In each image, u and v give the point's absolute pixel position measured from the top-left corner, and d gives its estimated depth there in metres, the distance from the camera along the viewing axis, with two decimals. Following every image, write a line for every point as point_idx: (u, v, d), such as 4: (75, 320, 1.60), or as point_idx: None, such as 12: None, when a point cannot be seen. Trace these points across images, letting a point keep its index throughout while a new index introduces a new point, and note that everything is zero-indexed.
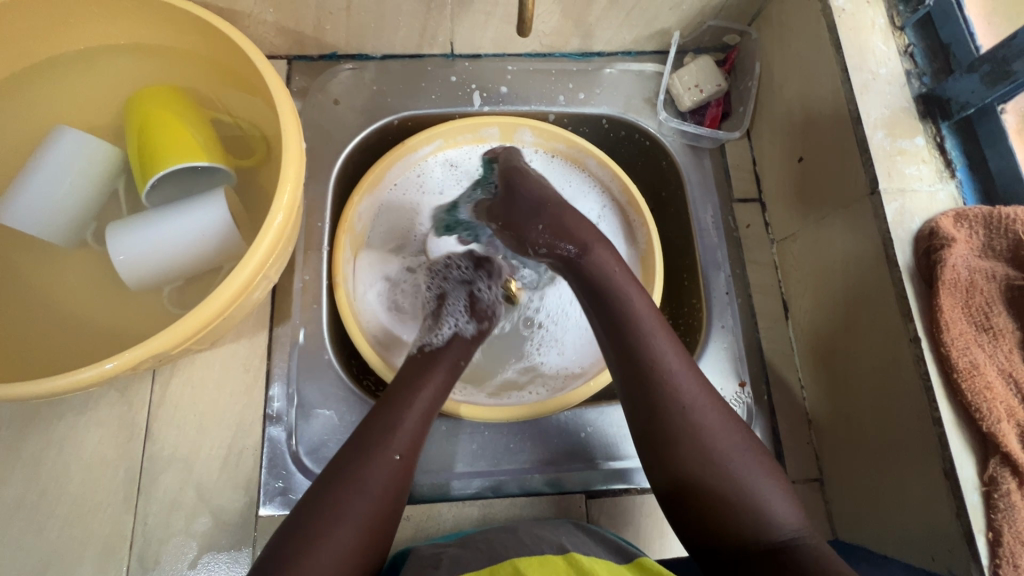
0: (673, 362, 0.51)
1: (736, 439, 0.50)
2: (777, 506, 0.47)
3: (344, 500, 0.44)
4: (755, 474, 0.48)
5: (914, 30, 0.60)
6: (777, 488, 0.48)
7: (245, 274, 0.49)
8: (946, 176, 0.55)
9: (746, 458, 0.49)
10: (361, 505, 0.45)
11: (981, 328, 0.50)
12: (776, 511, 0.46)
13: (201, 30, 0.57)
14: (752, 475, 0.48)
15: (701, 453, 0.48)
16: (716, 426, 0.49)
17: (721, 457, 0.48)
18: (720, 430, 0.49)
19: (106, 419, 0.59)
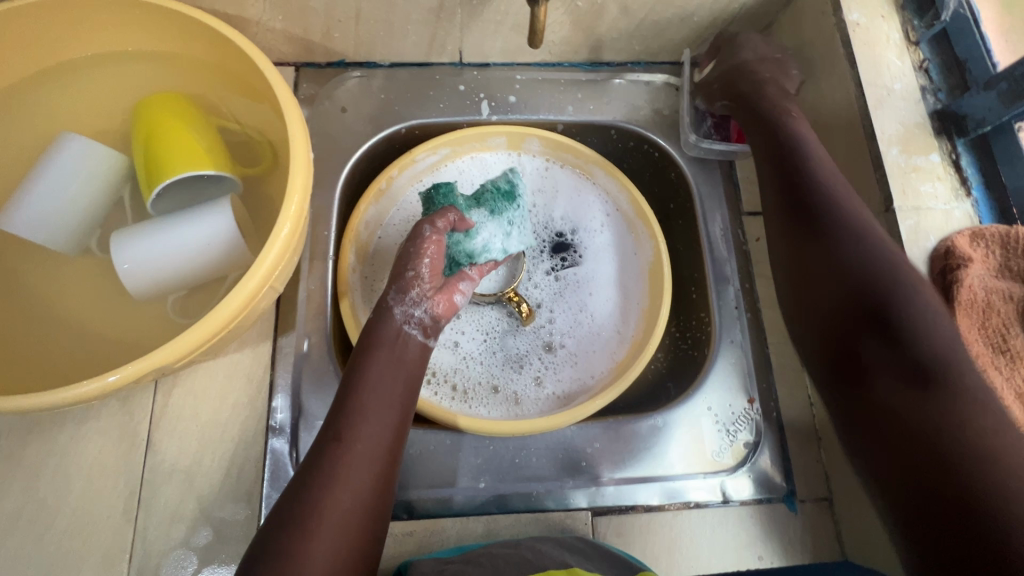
0: (881, 248, 0.51)
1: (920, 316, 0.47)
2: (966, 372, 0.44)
3: (322, 492, 0.44)
4: (934, 348, 0.45)
5: (929, 45, 0.59)
6: (968, 370, 0.44)
7: (252, 285, 0.49)
8: (961, 195, 0.54)
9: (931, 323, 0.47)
10: (340, 493, 0.45)
11: (997, 350, 0.49)
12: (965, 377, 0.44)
13: (210, 38, 0.57)
14: (929, 353, 0.45)
15: (892, 329, 0.47)
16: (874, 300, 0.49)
17: (894, 332, 0.47)
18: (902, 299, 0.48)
19: (108, 429, 0.58)
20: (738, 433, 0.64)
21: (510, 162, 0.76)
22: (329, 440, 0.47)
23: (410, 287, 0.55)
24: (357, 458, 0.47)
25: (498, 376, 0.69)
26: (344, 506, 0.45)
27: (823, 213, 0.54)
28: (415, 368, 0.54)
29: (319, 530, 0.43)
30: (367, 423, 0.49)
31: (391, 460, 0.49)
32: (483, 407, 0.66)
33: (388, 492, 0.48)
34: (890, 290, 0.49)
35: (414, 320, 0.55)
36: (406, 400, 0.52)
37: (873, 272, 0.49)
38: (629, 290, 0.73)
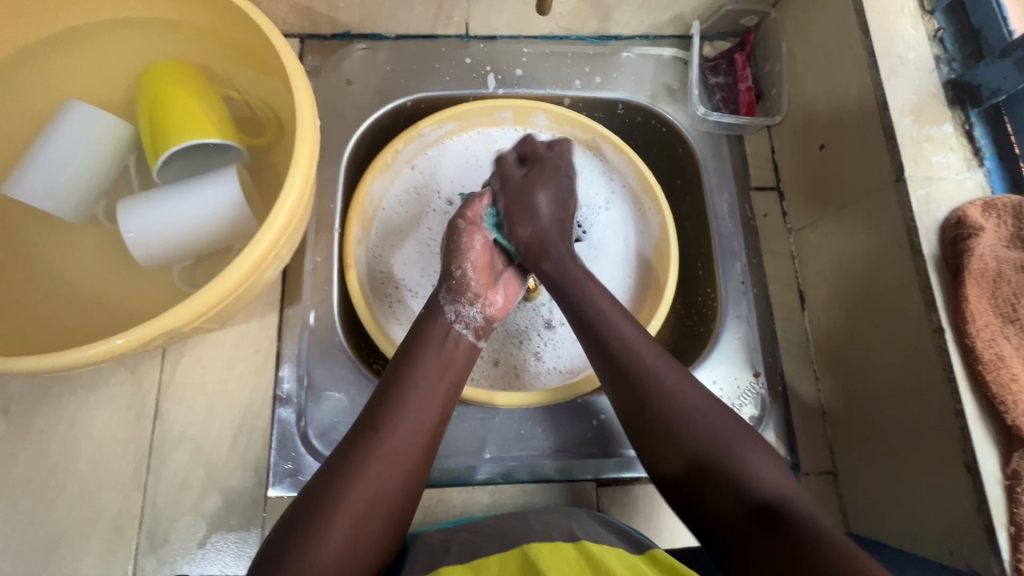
0: (656, 357, 0.52)
1: (726, 427, 0.48)
2: (767, 470, 0.46)
3: (349, 482, 0.44)
4: (733, 441, 0.47)
5: (943, 15, 0.58)
6: (768, 456, 0.47)
7: (257, 253, 0.49)
8: (974, 165, 0.54)
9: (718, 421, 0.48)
10: (365, 484, 0.44)
11: (1007, 320, 0.48)
12: (765, 474, 0.46)
13: (214, 4, 0.56)
14: (738, 452, 0.47)
15: (699, 449, 0.47)
16: (685, 391, 0.50)
17: (714, 444, 0.47)
18: (692, 398, 0.49)
19: (117, 397, 0.59)
20: (743, 407, 0.64)
21: (517, 137, 0.75)
22: (368, 433, 0.47)
23: (463, 288, 0.57)
24: (392, 453, 0.46)
25: (500, 350, 0.69)
26: (367, 498, 0.44)
27: (627, 366, 0.51)
28: (461, 368, 0.54)
29: (343, 516, 0.43)
30: (408, 422, 0.48)
31: (424, 461, 0.48)
32: (484, 380, 0.67)
33: (416, 490, 0.47)
34: (696, 421, 0.48)
35: (467, 320, 0.56)
36: (449, 402, 0.51)
37: (683, 409, 0.49)
38: (634, 268, 0.73)
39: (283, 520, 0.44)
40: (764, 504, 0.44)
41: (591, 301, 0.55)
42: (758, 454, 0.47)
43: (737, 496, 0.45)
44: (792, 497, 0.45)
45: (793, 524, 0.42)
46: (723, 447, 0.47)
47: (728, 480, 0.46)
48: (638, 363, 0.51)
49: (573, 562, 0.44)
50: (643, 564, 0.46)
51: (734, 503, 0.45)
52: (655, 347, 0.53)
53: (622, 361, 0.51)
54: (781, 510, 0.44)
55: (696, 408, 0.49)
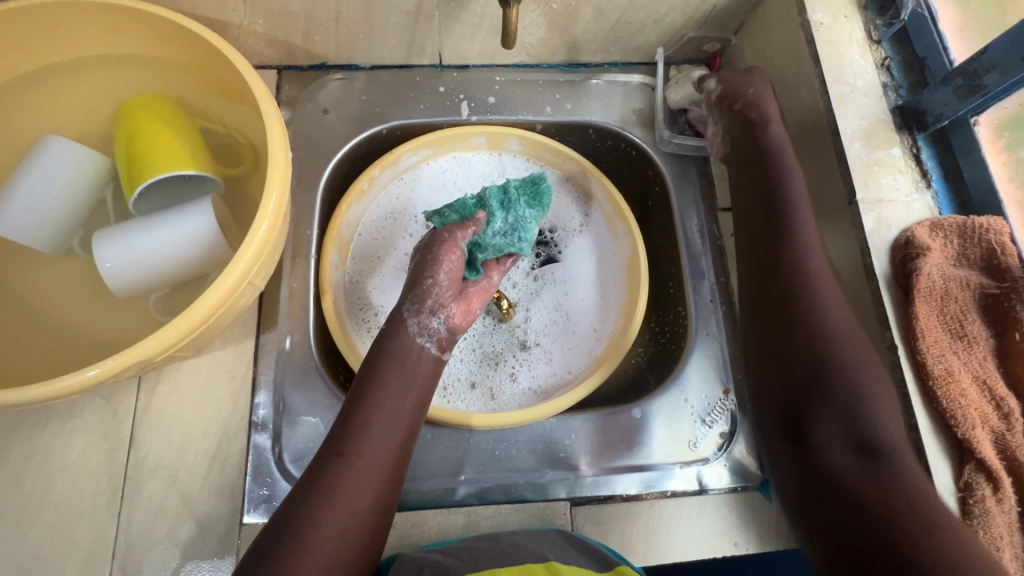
0: (862, 371, 0.49)
1: (882, 409, 0.48)
2: (930, 496, 0.43)
3: (318, 509, 0.45)
4: (894, 460, 0.45)
5: (890, 43, 0.61)
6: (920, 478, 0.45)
7: (228, 283, 0.50)
8: (922, 186, 0.56)
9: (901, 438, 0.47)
10: (336, 511, 0.46)
11: (955, 336, 0.50)
12: (932, 499, 0.43)
13: (189, 40, 0.58)
14: (872, 435, 0.46)
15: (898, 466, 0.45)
16: (886, 408, 0.48)
17: (899, 471, 0.44)
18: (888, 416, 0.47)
19: (91, 427, 0.59)
20: (714, 423, 0.65)
21: (491, 161, 0.77)
22: (333, 457, 0.48)
23: (427, 297, 0.56)
24: (360, 473, 0.48)
25: (476, 372, 0.70)
26: (339, 525, 0.45)
27: (834, 335, 0.50)
28: (427, 385, 0.55)
29: (316, 543, 0.44)
30: (375, 438, 0.50)
31: (393, 479, 0.50)
32: (460, 401, 0.68)
33: (386, 510, 0.49)
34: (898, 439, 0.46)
35: (430, 333, 0.56)
36: (415, 417, 0.53)
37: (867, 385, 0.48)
38: (606, 287, 0.74)
39: (252, 550, 0.44)
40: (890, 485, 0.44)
41: (824, 299, 0.52)
42: (902, 444, 0.46)
43: (875, 476, 0.44)
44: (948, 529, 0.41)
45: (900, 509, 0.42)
46: (862, 427, 0.47)
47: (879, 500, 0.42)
48: (828, 351, 0.50)
49: None
50: None
51: (863, 484, 0.44)
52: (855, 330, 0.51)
53: (812, 341, 0.51)
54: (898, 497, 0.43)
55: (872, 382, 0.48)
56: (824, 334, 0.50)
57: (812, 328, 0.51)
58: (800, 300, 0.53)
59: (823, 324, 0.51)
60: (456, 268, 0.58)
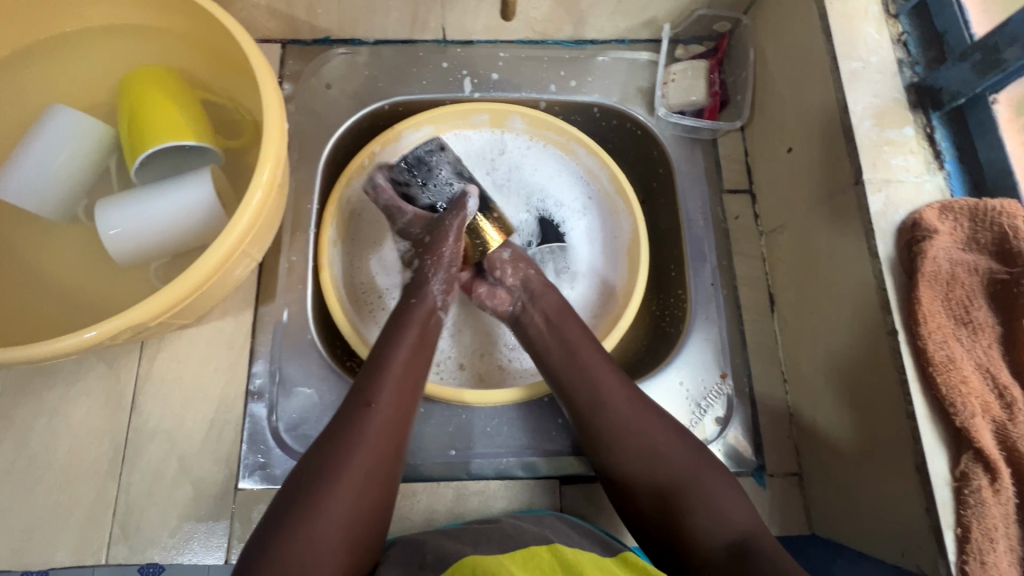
0: (631, 409, 0.56)
1: (702, 472, 0.52)
2: (731, 509, 0.50)
3: (345, 448, 0.47)
4: (708, 484, 0.51)
5: (908, 18, 0.58)
6: (729, 489, 0.52)
7: (222, 250, 0.51)
8: (934, 167, 0.54)
9: (681, 452, 0.53)
10: (360, 453, 0.47)
11: (959, 322, 0.48)
12: (730, 513, 0.50)
13: (190, 11, 0.58)
14: (707, 487, 0.51)
15: (678, 495, 0.51)
16: (654, 429, 0.55)
17: (683, 489, 0.51)
18: (653, 437, 0.54)
19: (95, 391, 0.61)
20: (709, 408, 0.64)
21: (493, 139, 0.77)
22: (342, 437, 0.48)
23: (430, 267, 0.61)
24: (368, 452, 0.48)
25: (466, 352, 0.70)
26: (365, 466, 0.47)
27: (618, 415, 0.55)
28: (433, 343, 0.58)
29: (339, 492, 0.45)
30: (382, 416, 0.50)
31: (397, 455, 0.50)
32: (449, 378, 0.68)
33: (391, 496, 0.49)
34: (671, 462, 0.53)
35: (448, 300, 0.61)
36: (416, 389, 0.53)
37: (651, 449, 0.53)
38: (606, 262, 0.75)
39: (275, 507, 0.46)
40: (730, 535, 0.49)
41: (596, 373, 0.57)
42: (727, 496, 0.51)
43: (711, 531, 0.49)
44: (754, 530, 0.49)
45: (749, 550, 0.47)
46: (687, 489, 0.51)
47: (693, 518, 0.50)
48: (612, 413, 0.55)
49: (546, 566, 0.45)
50: (616, 565, 0.47)
51: (705, 538, 0.49)
52: (647, 404, 0.57)
53: (607, 409, 0.56)
54: (742, 538, 0.48)
55: (663, 447, 0.54)
56: (599, 401, 0.56)
57: (604, 407, 0.56)
58: (577, 383, 0.57)
59: (613, 407, 0.56)
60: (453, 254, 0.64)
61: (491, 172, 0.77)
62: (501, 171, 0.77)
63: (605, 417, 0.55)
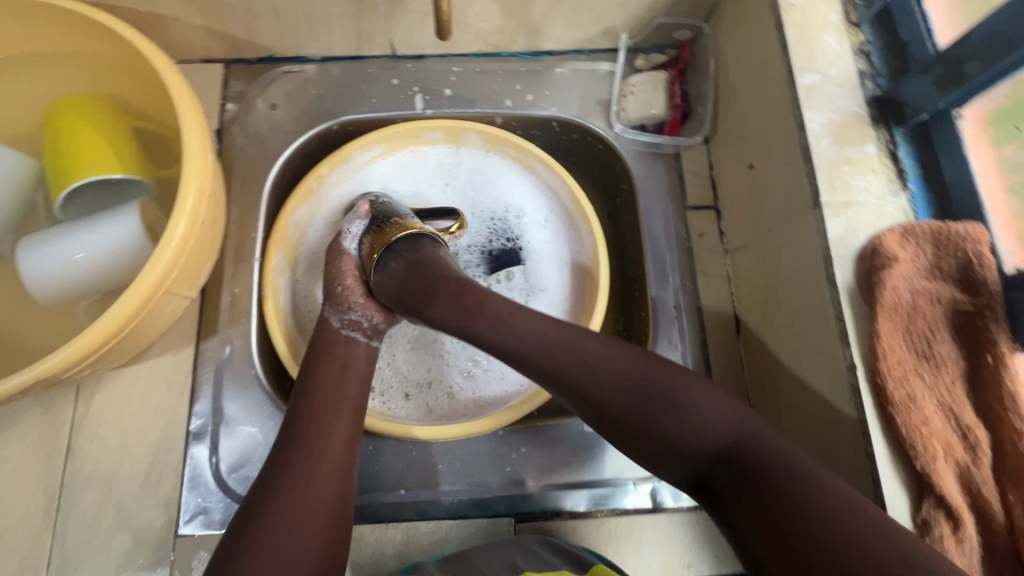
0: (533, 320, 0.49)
1: (648, 366, 0.46)
2: (703, 408, 0.44)
3: (278, 496, 0.44)
4: (659, 378, 0.45)
5: (871, 27, 0.55)
6: (699, 386, 0.45)
7: (143, 290, 0.48)
8: (897, 188, 0.51)
9: (596, 343, 0.48)
10: (294, 498, 0.44)
11: (921, 357, 0.45)
12: (704, 414, 0.44)
13: (112, 37, 0.55)
14: (671, 390, 0.45)
15: (641, 380, 0.46)
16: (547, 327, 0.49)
17: (644, 386, 0.45)
18: (590, 348, 0.47)
19: (29, 435, 0.58)
20: None
21: (450, 156, 0.74)
22: (271, 479, 0.45)
23: (342, 296, 0.57)
24: (303, 498, 0.44)
25: (416, 382, 0.67)
26: (301, 511, 0.44)
27: (557, 356, 0.47)
28: (364, 369, 0.55)
29: (274, 544, 0.42)
30: (316, 453, 0.47)
31: (342, 495, 0.46)
32: (397, 410, 0.65)
33: (342, 529, 0.45)
34: (612, 369, 0.46)
35: (352, 325, 0.57)
36: (355, 416, 0.51)
37: (604, 378, 0.46)
38: (569, 284, 0.72)
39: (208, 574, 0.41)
40: (716, 447, 0.43)
41: (508, 313, 0.50)
42: (699, 390, 0.45)
43: (695, 444, 0.43)
44: (735, 418, 0.43)
45: (745, 466, 0.41)
46: (646, 387, 0.45)
47: (676, 431, 0.44)
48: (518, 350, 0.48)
49: None
50: None
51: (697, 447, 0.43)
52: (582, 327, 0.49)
53: (542, 351, 0.48)
54: (738, 447, 0.42)
55: (617, 368, 0.46)
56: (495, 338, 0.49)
57: (539, 346, 0.48)
58: (502, 330, 0.49)
59: (549, 344, 0.48)
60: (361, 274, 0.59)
61: (451, 182, 0.74)
62: (462, 193, 0.74)
63: (542, 360, 0.48)
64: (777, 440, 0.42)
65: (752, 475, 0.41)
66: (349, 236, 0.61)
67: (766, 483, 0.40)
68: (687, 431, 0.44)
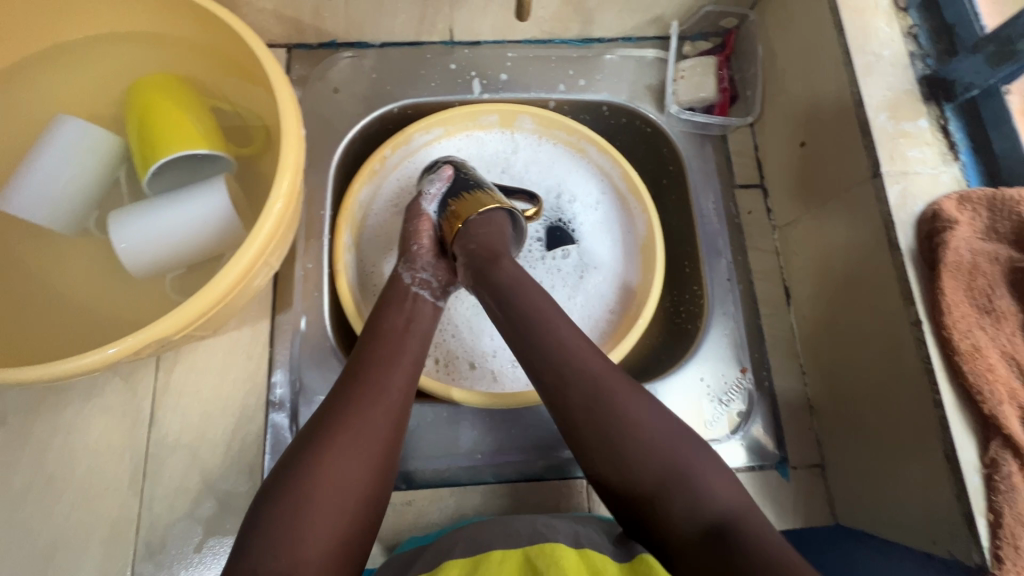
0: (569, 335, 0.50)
1: (666, 439, 0.45)
2: (709, 486, 0.44)
3: (337, 422, 0.45)
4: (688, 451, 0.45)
5: (918, 11, 0.59)
6: (706, 462, 0.45)
7: (245, 259, 0.50)
8: (949, 158, 0.55)
9: (635, 397, 0.47)
10: (352, 426, 0.45)
11: (982, 311, 0.49)
12: (708, 491, 0.44)
13: (198, 17, 0.57)
14: (694, 466, 0.44)
15: (654, 446, 0.45)
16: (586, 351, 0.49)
17: (664, 459, 0.45)
18: (621, 391, 0.47)
19: (112, 406, 0.60)
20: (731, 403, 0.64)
21: (504, 140, 0.77)
22: (336, 408, 0.46)
23: (416, 257, 0.61)
24: (361, 427, 0.46)
25: (477, 353, 0.69)
26: (360, 437, 0.45)
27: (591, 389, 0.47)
28: (427, 325, 0.57)
29: (330, 463, 0.43)
30: (377, 387, 0.48)
31: (397, 434, 0.47)
32: (461, 380, 0.68)
33: (393, 467, 0.47)
34: (641, 426, 0.46)
35: (422, 283, 0.60)
36: (416, 365, 0.53)
37: (629, 425, 0.46)
38: (622, 262, 0.75)
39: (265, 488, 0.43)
40: (710, 521, 0.42)
41: (552, 332, 0.49)
42: (711, 471, 0.45)
43: (693, 512, 0.43)
44: (738, 512, 0.43)
45: (741, 543, 0.40)
46: (671, 455, 0.45)
47: (682, 506, 0.43)
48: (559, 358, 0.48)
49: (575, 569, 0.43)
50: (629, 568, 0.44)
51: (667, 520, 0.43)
52: (615, 370, 0.49)
53: (574, 377, 0.47)
54: (727, 526, 0.42)
55: (641, 414, 0.46)
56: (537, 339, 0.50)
57: (567, 379, 0.47)
58: (540, 347, 0.49)
59: (581, 374, 0.47)
60: (437, 235, 0.63)
61: (509, 168, 0.77)
62: (517, 176, 0.77)
63: (570, 393, 0.47)
64: (765, 525, 0.43)
65: (728, 546, 0.41)
66: (428, 197, 0.65)
67: (733, 544, 0.40)
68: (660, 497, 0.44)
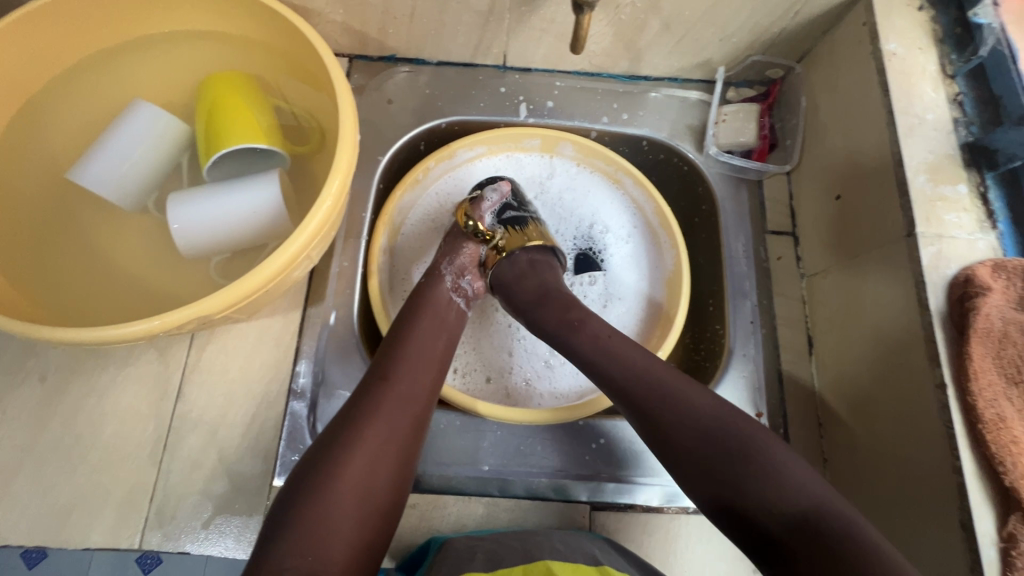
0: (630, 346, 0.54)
1: (739, 424, 0.46)
2: (801, 476, 0.43)
3: (363, 419, 0.48)
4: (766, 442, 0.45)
5: (965, 80, 0.60)
6: (796, 458, 0.44)
7: (290, 252, 0.52)
8: (986, 226, 0.55)
9: (698, 392, 0.49)
10: (377, 426, 0.48)
11: (1011, 381, 0.49)
12: (802, 480, 0.43)
13: (274, 23, 0.61)
14: (767, 451, 0.44)
15: (723, 431, 0.46)
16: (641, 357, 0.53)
17: (732, 437, 0.46)
18: (692, 392, 0.49)
19: (144, 376, 0.63)
20: None
21: (543, 163, 0.79)
22: (359, 408, 0.49)
23: (459, 259, 0.63)
24: (383, 426, 0.48)
25: (494, 366, 0.71)
26: (382, 437, 0.48)
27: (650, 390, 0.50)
28: (454, 333, 0.59)
29: (352, 458, 0.46)
30: (403, 389, 0.51)
31: (415, 437, 0.50)
32: (476, 391, 0.69)
33: (409, 470, 0.49)
34: (708, 414, 0.47)
35: (459, 290, 0.62)
36: (439, 372, 0.55)
37: (688, 421, 0.47)
38: (647, 294, 0.76)
39: (294, 476, 0.46)
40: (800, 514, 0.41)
41: (624, 351, 0.53)
42: (790, 460, 0.44)
43: (777, 503, 0.42)
44: (831, 504, 0.42)
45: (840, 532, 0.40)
46: (739, 438, 0.45)
47: (760, 491, 0.43)
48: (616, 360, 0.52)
49: None
50: None
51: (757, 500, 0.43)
52: (675, 371, 0.51)
53: (633, 384, 0.50)
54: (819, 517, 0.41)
55: (710, 414, 0.47)
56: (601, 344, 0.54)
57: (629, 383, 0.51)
58: (601, 359, 0.53)
59: (645, 380, 0.50)
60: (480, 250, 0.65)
61: (544, 192, 0.79)
62: (550, 199, 0.78)
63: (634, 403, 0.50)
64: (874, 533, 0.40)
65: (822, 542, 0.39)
66: (488, 205, 0.66)
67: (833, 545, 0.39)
68: (745, 472, 0.44)
